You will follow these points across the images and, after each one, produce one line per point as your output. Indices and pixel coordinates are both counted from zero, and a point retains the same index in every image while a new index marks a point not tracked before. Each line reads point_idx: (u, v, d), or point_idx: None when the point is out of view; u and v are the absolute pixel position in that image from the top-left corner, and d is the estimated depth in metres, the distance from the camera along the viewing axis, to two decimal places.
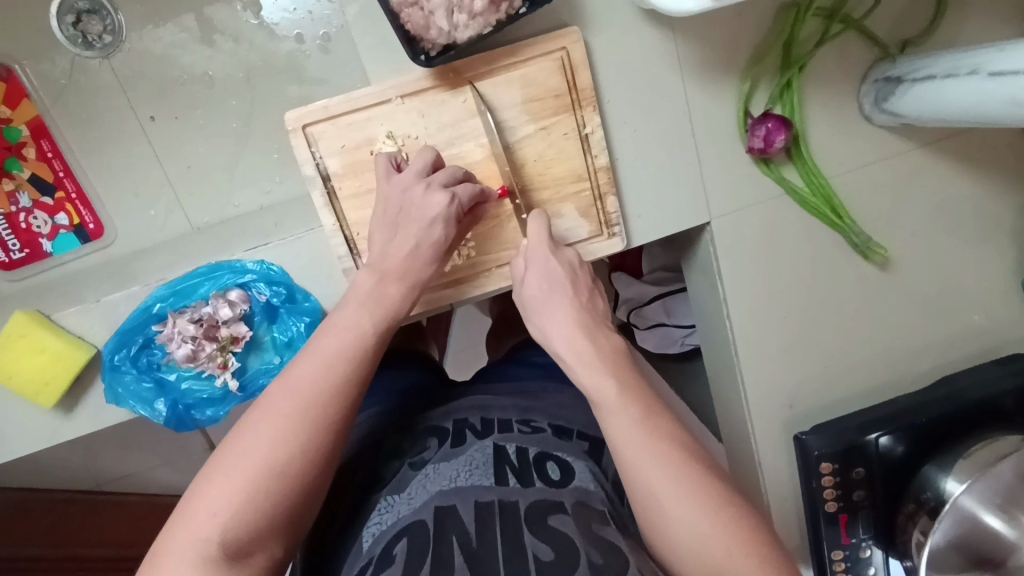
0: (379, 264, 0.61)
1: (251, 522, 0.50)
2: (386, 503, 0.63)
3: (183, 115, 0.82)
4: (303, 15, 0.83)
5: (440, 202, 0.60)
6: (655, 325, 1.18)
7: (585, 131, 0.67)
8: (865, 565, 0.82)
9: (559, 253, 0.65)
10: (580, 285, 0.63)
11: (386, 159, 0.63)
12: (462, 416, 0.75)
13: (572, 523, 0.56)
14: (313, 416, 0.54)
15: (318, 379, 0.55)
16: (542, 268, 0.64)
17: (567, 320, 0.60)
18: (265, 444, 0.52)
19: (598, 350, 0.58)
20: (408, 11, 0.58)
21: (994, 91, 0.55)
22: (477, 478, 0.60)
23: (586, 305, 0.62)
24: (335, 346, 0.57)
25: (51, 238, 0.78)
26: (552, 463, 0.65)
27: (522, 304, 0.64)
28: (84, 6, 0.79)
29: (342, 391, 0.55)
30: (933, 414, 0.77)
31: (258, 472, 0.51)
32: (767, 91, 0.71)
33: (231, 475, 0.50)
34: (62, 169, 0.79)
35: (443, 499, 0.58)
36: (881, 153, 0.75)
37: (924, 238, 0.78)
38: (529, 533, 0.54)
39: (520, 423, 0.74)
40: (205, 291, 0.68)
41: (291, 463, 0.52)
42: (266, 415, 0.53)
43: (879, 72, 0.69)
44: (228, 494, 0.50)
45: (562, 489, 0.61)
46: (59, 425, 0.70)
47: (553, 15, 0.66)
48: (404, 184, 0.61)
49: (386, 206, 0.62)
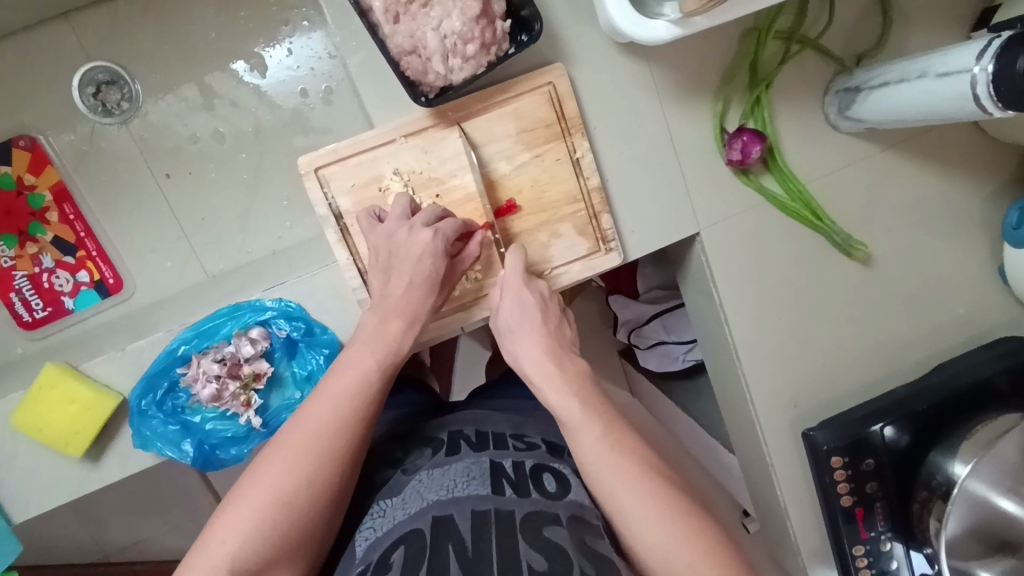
0: (381, 305, 0.64)
1: (260, 548, 0.52)
2: (380, 507, 0.65)
3: (197, 170, 0.87)
4: (306, 72, 0.87)
5: (424, 238, 0.63)
6: (656, 343, 1.22)
7: (576, 155, 0.72)
8: (888, 560, 0.83)
9: (532, 284, 0.69)
10: (550, 314, 0.68)
11: (366, 212, 0.67)
12: (456, 428, 0.78)
13: (566, 535, 0.57)
14: (321, 448, 0.57)
15: (325, 414, 0.58)
16: (516, 298, 0.68)
17: (536, 346, 0.65)
18: (273, 473, 0.55)
19: (564, 373, 0.64)
20: (407, 59, 0.65)
21: (943, 90, 0.60)
22: (475, 487, 0.62)
23: (554, 332, 0.67)
24: (343, 382, 0.60)
25: (72, 296, 0.83)
26: (548, 474, 0.68)
27: (498, 328, 0.69)
28: (104, 77, 0.84)
29: (347, 424, 0.58)
30: (933, 400, 0.80)
31: (268, 500, 0.54)
32: (739, 109, 0.76)
33: (242, 505, 0.53)
34: (82, 231, 0.84)
35: (441, 509, 0.59)
36: (849, 158, 0.80)
37: (899, 234, 0.83)
38: (523, 543, 0.55)
39: (513, 438, 0.76)
40: (228, 330, 0.71)
41: (298, 491, 0.55)
42: (277, 448, 0.56)
43: (839, 84, 0.76)
44: (240, 522, 0.52)
45: (558, 502, 0.62)
46: (87, 475, 0.71)
47: (538, 54, 0.72)
48: (390, 231, 0.65)
49: (377, 253, 0.66)
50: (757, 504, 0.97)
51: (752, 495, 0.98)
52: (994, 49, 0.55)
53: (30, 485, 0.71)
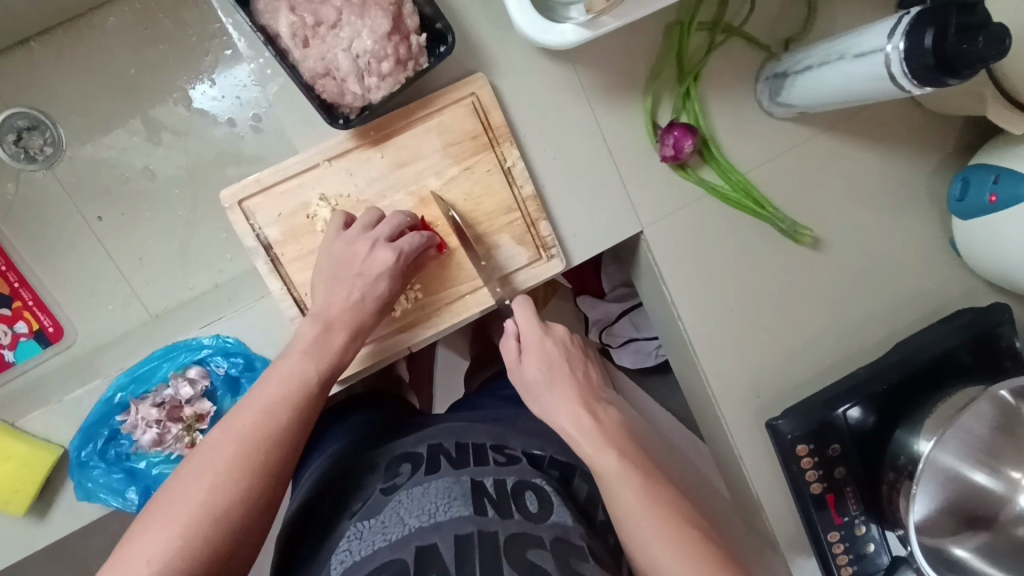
0: (322, 315, 0.62)
1: (188, 566, 0.50)
2: (357, 529, 0.63)
3: (129, 210, 0.86)
4: (231, 101, 0.86)
5: (385, 258, 0.62)
6: (627, 341, 1.23)
7: (506, 164, 0.71)
8: (864, 543, 0.81)
9: (551, 332, 0.70)
10: (574, 360, 0.70)
11: (340, 215, 0.66)
12: (436, 441, 0.74)
13: (549, 557, 0.57)
14: (253, 461, 0.55)
15: (258, 425, 0.56)
16: (540, 350, 0.69)
17: (569, 396, 0.67)
18: (206, 490, 0.53)
19: (601, 426, 0.65)
20: (322, 82, 0.63)
21: (862, 72, 0.59)
22: (457, 508, 0.60)
23: (582, 379, 0.69)
24: (277, 395, 0.58)
25: (12, 348, 0.80)
26: (531, 492, 0.66)
27: (523, 382, 0.70)
28: (24, 123, 0.83)
29: (282, 441, 0.57)
30: (894, 379, 0.80)
31: (199, 517, 0.52)
32: (670, 104, 0.75)
33: (169, 522, 0.51)
34: (16, 281, 0.82)
35: (424, 536, 0.57)
36: (786, 144, 0.80)
37: (846, 215, 0.83)
38: (508, 565, 0.56)
39: (494, 451, 0.74)
40: (165, 372, 0.70)
41: (232, 507, 0.53)
42: (204, 464, 0.54)
43: (768, 70, 0.75)
44: (166, 540, 0.50)
45: (541, 524, 0.62)
46: (34, 531, 0.69)
47: (459, 65, 0.71)
48: (349, 241, 0.63)
49: (330, 260, 0.63)
50: (734, 496, 0.96)
51: (730, 488, 0.97)
52: (903, 26, 0.54)
53: None
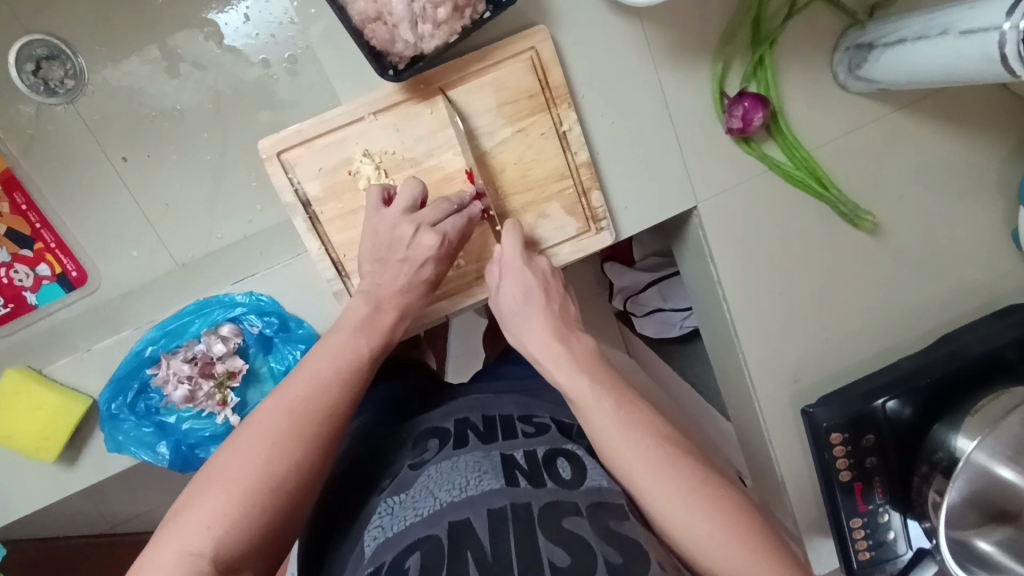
0: (372, 291, 0.61)
1: (243, 535, 0.47)
2: (388, 506, 0.61)
3: (156, 152, 0.84)
4: (266, 40, 0.84)
5: (430, 244, 0.60)
6: (652, 311, 1.18)
7: (562, 128, 0.66)
8: (885, 530, 0.81)
9: (533, 265, 0.65)
10: (553, 293, 0.64)
11: (377, 189, 0.62)
12: (463, 416, 0.73)
13: (587, 525, 0.53)
14: (309, 432, 0.53)
15: (312, 398, 0.54)
16: (518, 280, 0.64)
17: (542, 330, 0.62)
18: (261, 457, 0.50)
19: (571, 354, 0.60)
20: (372, 27, 0.57)
21: (967, 50, 0.54)
22: (488, 482, 0.57)
23: (559, 313, 0.64)
24: (330, 367, 0.56)
25: (35, 291, 0.77)
26: (563, 458, 0.63)
27: (500, 314, 0.65)
28: (42, 52, 0.80)
29: (335, 411, 0.55)
30: (939, 374, 0.77)
31: (257, 485, 0.49)
32: (740, 71, 0.70)
33: (227, 486, 0.48)
34: (38, 221, 0.79)
35: (456, 512, 0.54)
36: (856, 122, 0.75)
37: (907, 200, 0.78)
38: (544, 538, 0.51)
39: (522, 422, 0.72)
40: (197, 329, 0.67)
41: (289, 477, 0.50)
42: (258, 432, 0.51)
43: (850, 40, 0.69)
44: (225, 505, 0.47)
45: (576, 490, 0.58)
46: (64, 478, 0.69)
47: (518, 16, 0.65)
48: (393, 222, 0.60)
49: (375, 239, 0.61)
50: (754, 474, 0.96)
51: (750, 466, 0.97)
52: None
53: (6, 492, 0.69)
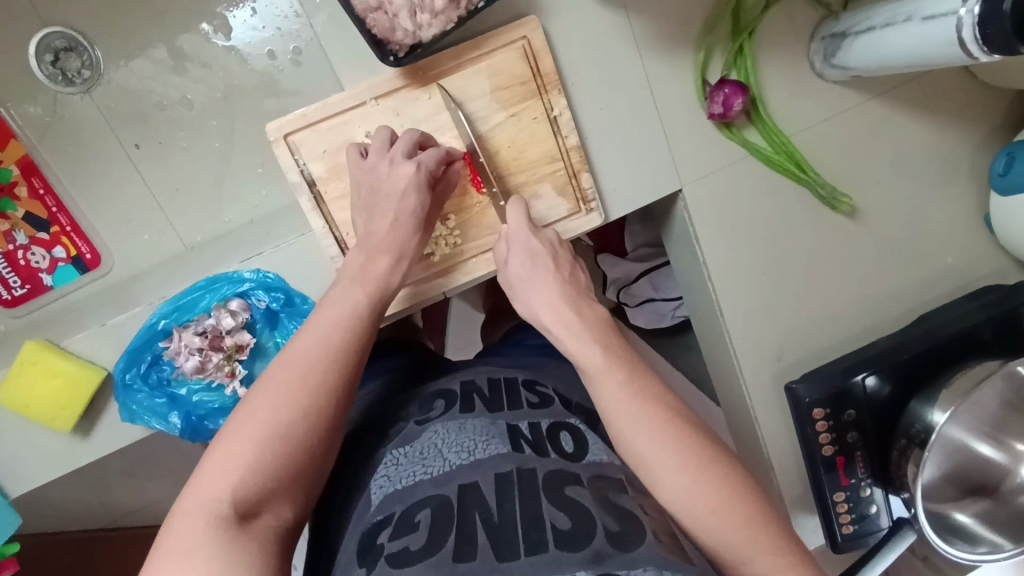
0: (367, 243, 0.63)
1: (259, 480, 0.50)
2: (394, 458, 0.64)
3: (166, 138, 0.88)
4: (272, 32, 0.88)
5: (407, 171, 0.63)
6: (645, 301, 1.22)
7: (553, 113, 0.70)
8: (867, 505, 0.84)
9: (539, 233, 0.69)
10: (561, 261, 0.68)
11: (383, 131, 0.66)
12: (469, 379, 0.77)
13: (587, 494, 0.56)
14: (314, 380, 0.55)
15: (318, 348, 0.56)
16: (524, 248, 0.67)
17: (551, 291, 0.65)
18: (269, 408, 0.53)
19: (582, 320, 0.63)
20: (373, 16, 0.61)
21: (928, 35, 0.58)
22: (495, 447, 0.60)
23: (568, 279, 0.67)
24: (333, 317, 0.59)
25: (50, 273, 0.83)
26: (566, 432, 0.66)
27: (506, 282, 0.68)
28: (61, 43, 0.84)
29: (337, 358, 0.56)
30: (916, 351, 0.80)
31: (265, 433, 0.52)
32: (721, 60, 0.74)
33: (240, 437, 0.52)
34: (54, 206, 0.83)
35: (464, 474, 0.57)
36: (833, 108, 0.78)
37: (883, 184, 0.82)
38: (547, 504, 0.54)
39: (527, 389, 0.75)
40: (207, 303, 0.71)
41: (295, 424, 0.53)
42: (268, 385, 0.54)
43: (825, 30, 0.73)
44: (239, 453, 0.51)
45: (577, 462, 0.61)
46: (77, 447, 0.72)
47: (511, 6, 0.69)
48: (375, 163, 0.64)
49: (360, 190, 0.65)
50: (742, 453, 0.99)
51: (738, 446, 1.00)
52: None
53: (22, 460, 0.72)
